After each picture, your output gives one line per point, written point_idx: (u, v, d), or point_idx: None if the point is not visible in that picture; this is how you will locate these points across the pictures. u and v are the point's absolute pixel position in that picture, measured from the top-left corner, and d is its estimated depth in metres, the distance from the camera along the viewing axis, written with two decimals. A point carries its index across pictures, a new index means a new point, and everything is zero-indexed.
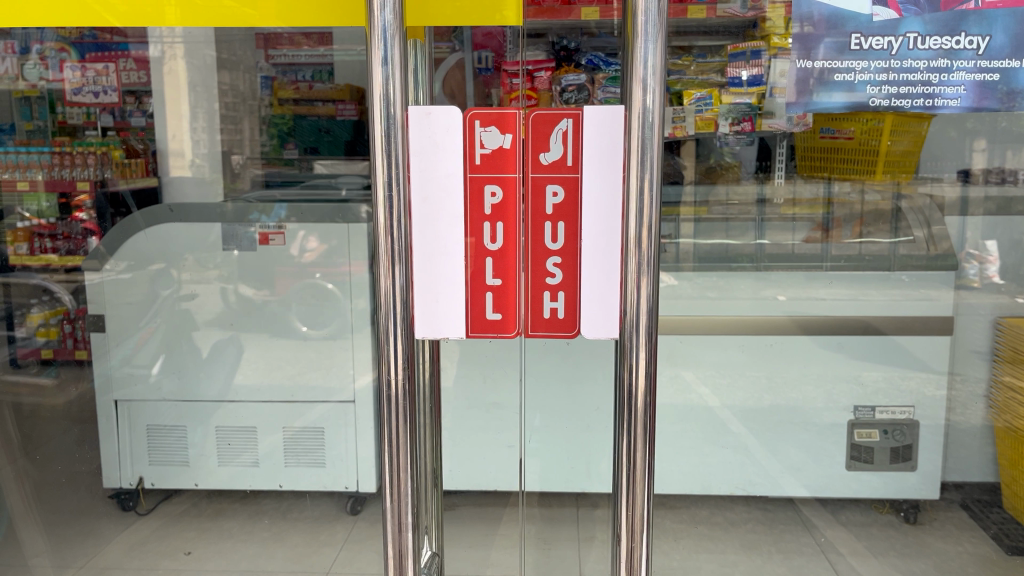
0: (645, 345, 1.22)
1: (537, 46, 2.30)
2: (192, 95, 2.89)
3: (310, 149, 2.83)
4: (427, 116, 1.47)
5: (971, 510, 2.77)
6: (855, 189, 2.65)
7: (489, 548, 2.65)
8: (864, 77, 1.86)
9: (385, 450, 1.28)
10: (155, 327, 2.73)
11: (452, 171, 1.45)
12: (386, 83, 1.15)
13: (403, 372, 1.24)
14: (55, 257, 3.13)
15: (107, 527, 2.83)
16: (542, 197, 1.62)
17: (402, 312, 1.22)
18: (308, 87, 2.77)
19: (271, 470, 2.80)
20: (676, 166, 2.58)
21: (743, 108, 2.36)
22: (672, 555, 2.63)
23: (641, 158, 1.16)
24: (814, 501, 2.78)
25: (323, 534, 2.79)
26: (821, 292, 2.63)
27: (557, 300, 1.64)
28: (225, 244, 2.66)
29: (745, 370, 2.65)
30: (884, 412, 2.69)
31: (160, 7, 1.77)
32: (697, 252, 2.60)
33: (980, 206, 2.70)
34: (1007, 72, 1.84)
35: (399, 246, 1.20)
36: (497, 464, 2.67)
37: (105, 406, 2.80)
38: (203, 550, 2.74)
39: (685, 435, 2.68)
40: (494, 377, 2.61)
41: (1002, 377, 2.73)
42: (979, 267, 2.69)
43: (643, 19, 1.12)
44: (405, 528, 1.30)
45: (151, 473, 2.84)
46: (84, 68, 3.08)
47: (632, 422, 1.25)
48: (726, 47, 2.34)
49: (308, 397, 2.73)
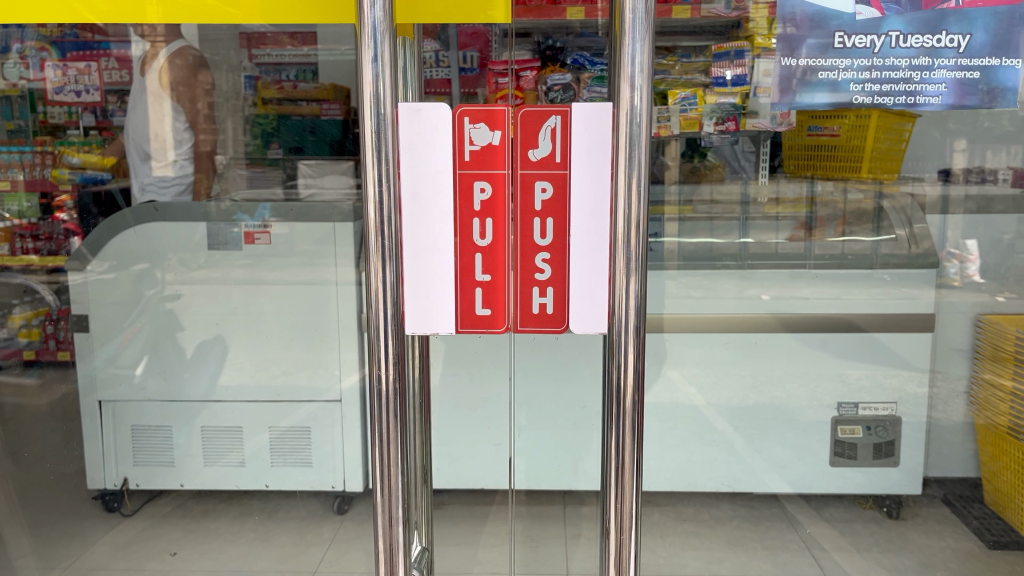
0: (634, 341, 1.24)
1: (523, 46, 2.31)
2: (175, 94, 2.80)
3: (293, 149, 2.82)
4: (416, 113, 1.47)
5: (953, 505, 2.79)
6: (837, 189, 2.64)
7: (477, 545, 2.66)
8: (848, 75, 1.86)
9: (375, 446, 1.28)
10: (139, 327, 2.71)
11: (441, 167, 1.50)
12: (376, 81, 1.15)
13: (394, 370, 1.25)
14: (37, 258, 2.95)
15: (91, 529, 2.80)
16: (531, 194, 1.62)
17: (391, 308, 1.22)
18: (292, 87, 2.81)
19: (258, 471, 2.78)
20: (660, 165, 2.60)
21: (728, 108, 2.39)
22: (659, 552, 2.66)
23: (629, 155, 1.18)
24: (798, 497, 2.80)
25: (311, 534, 2.78)
26: (805, 291, 2.65)
27: (546, 295, 1.65)
28: (209, 243, 2.64)
29: (730, 369, 2.68)
30: (867, 408, 2.72)
31: (140, 4, 1.75)
32: (683, 251, 2.62)
33: (960, 205, 2.71)
34: (989, 70, 1.83)
35: (390, 243, 1.20)
36: (486, 462, 2.67)
37: (90, 406, 2.79)
38: (189, 551, 2.73)
39: (672, 433, 2.70)
40: (482, 376, 2.60)
41: (982, 375, 2.76)
42: (960, 266, 2.72)
43: (631, 17, 1.13)
44: (396, 522, 1.30)
45: (136, 474, 2.82)
46: (65, 66, 3.21)
47: (621, 418, 1.26)
48: (711, 47, 2.37)
49: (294, 397, 2.72)
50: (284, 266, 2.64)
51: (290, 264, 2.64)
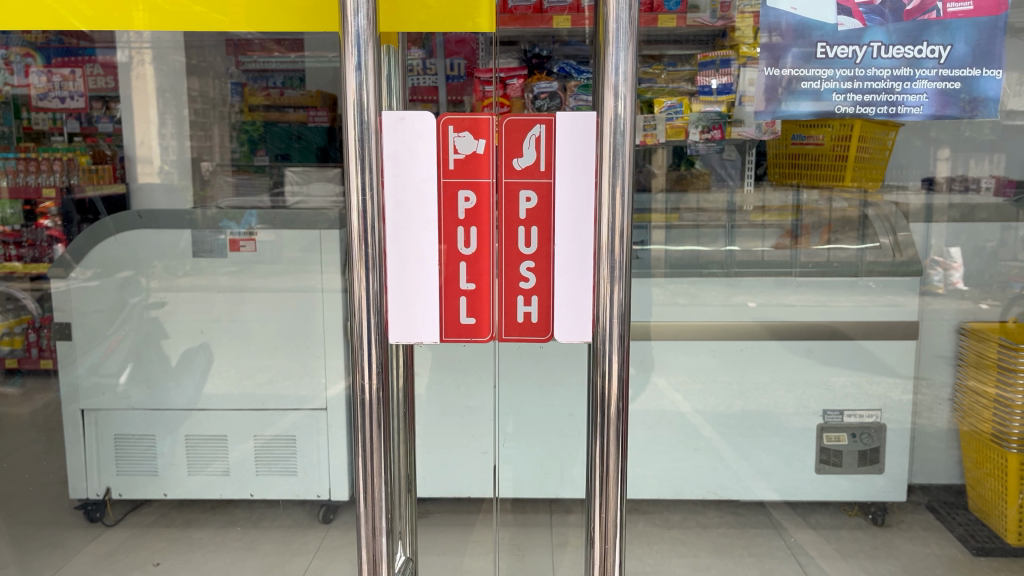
0: (618, 349, 1.24)
1: (509, 54, 2.34)
2: (162, 101, 2.89)
3: (280, 156, 2.80)
4: (401, 121, 1.50)
5: (938, 512, 2.81)
6: (823, 197, 2.65)
7: (463, 553, 2.65)
8: (830, 86, 1.87)
9: (359, 456, 1.27)
10: (123, 335, 2.69)
11: (425, 175, 1.50)
12: (359, 88, 1.15)
13: (378, 379, 1.24)
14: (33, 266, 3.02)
15: (73, 539, 2.77)
16: (515, 203, 1.62)
17: (375, 317, 1.22)
18: (280, 94, 2.81)
19: (243, 480, 2.77)
20: (647, 173, 2.61)
21: (713, 116, 2.48)
22: (645, 560, 2.65)
23: (613, 164, 1.17)
24: (785, 504, 2.81)
25: (296, 543, 2.75)
26: (790, 298, 2.67)
27: (531, 304, 1.63)
28: (194, 249, 2.62)
29: (717, 377, 2.68)
30: (852, 415, 2.73)
31: (127, 9, 1.74)
32: (669, 258, 2.62)
33: (944, 213, 2.73)
34: (969, 81, 1.82)
35: (373, 251, 1.20)
36: (472, 471, 2.68)
37: (71, 415, 2.75)
38: (172, 560, 2.67)
39: (659, 440, 2.70)
40: (467, 383, 2.61)
41: (965, 381, 2.76)
42: (942, 274, 2.74)
43: (614, 27, 1.14)
44: (380, 533, 1.29)
45: (119, 484, 2.79)
46: (49, 73, 3.02)
47: (605, 425, 1.27)
48: (696, 56, 2.43)
49: (279, 405, 2.70)
50: (270, 274, 2.63)
51: (276, 270, 2.63)
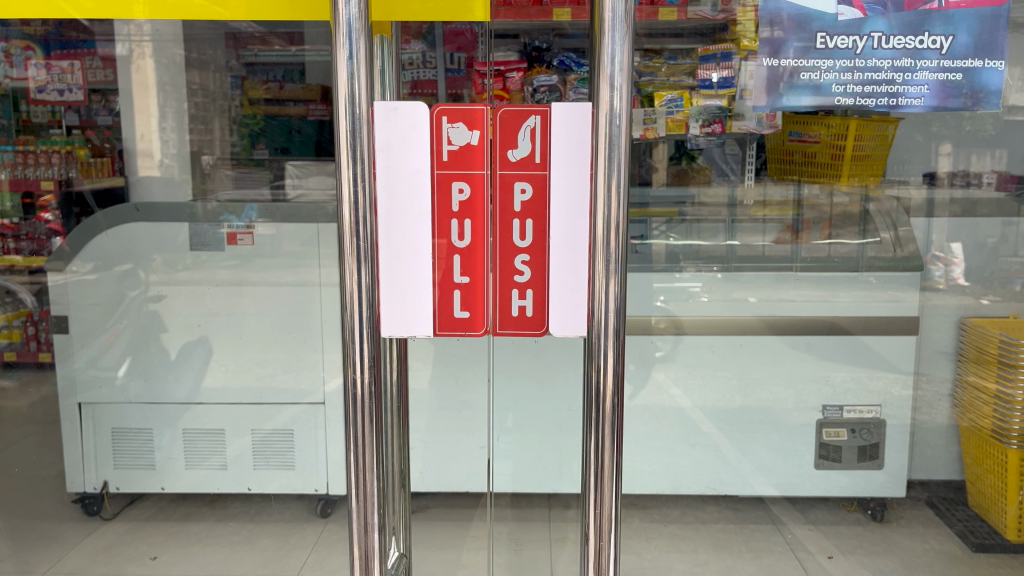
0: (612, 343, 1.23)
1: (508, 47, 2.31)
2: (162, 94, 2.86)
3: (279, 149, 2.78)
4: (393, 111, 1.46)
5: (937, 508, 2.78)
6: (824, 192, 2.66)
7: (461, 549, 2.64)
8: (830, 77, 1.90)
9: (351, 449, 1.27)
10: (121, 329, 2.68)
11: (417, 168, 1.49)
12: (351, 80, 1.14)
13: (369, 373, 1.23)
14: (18, 258, 2.99)
15: (70, 532, 2.78)
16: (511, 195, 1.61)
17: (366, 310, 1.21)
18: (279, 87, 2.80)
19: (240, 474, 2.77)
20: (648, 168, 2.62)
21: (714, 110, 2.44)
22: (643, 555, 2.68)
23: (608, 155, 1.16)
24: (784, 500, 2.80)
25: (294, 537, 2.76)
26: (791, 292, 2.64)
27: (526, 297, 1.61)
28: (193, 243, 2.61)
29: (716, 371, 2.67)
30: (852, 411, 2.72)
31: (126, 3, 1.71)
32: (670, 252, 2.61)
33: (945, 208, 2.69)
34: (970, 72, 1.85)
35: (364, 244, 1.18)
36: (471, 465, 2.67)
37: (68, 408, 2.75)
38: (170, 554, 2.69)
39: (658, 435, 2.69)
40: (465, 377, 2.60)
41: (966, 377, 2.74)
42: (944, 269, 2.71)
43: (610, 16, 1.13)
44: (371, 529, 1.28)
45: (116, 477, 2.78)
46: (49, 65, 3.06)
47: (599, 424, 1.26)
48: (696, 50, 2.43)
49: (277, 399, 2.70)
50: (270, 267, 2.62)
51: (276, 264, 2.61)
